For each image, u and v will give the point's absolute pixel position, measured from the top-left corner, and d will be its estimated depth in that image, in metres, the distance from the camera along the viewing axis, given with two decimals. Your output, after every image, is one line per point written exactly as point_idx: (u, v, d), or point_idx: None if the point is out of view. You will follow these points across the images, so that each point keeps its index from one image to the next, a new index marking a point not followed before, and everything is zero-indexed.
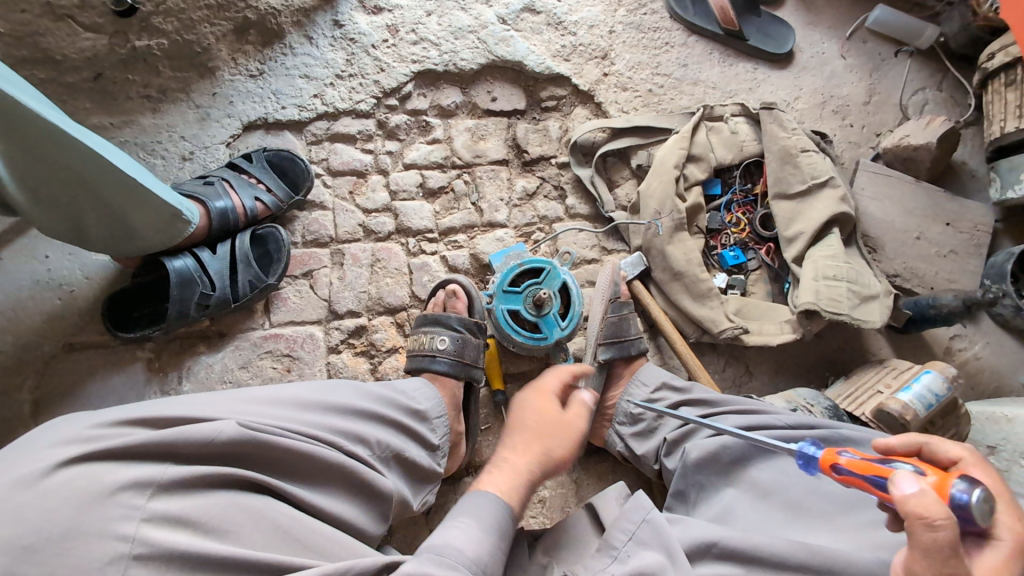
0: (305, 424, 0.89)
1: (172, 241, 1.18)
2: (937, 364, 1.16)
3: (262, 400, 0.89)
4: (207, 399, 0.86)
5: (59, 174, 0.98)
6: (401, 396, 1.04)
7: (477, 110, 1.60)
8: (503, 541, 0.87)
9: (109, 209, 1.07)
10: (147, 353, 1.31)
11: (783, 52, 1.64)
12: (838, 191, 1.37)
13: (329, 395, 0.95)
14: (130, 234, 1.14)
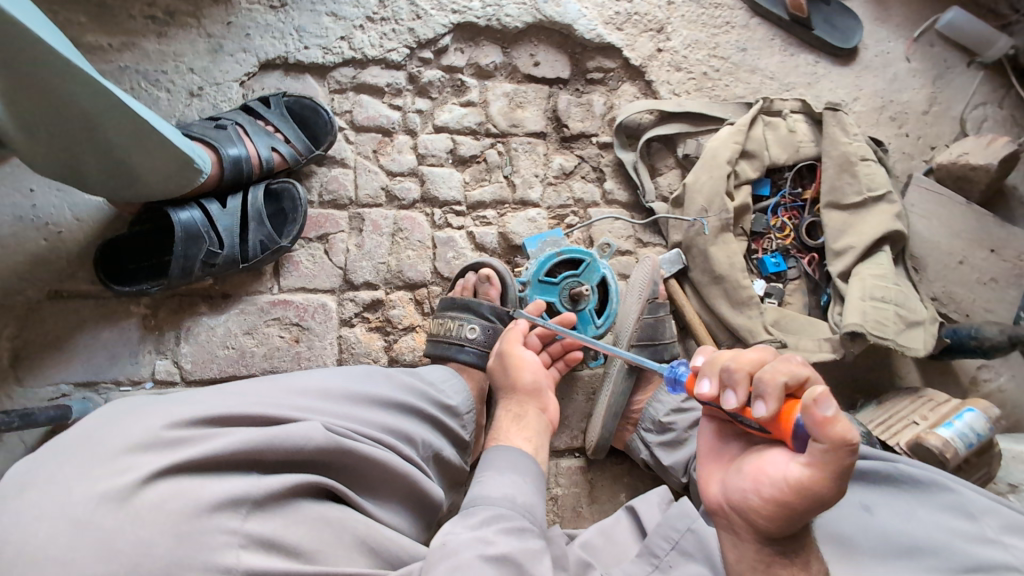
0: (368, 423, 0.86)
1: (180, 189, 1.07)
2: (979, 404, 1.14)
3: (320, 394, 0.85)
4: (267, 393, 0.81)
5: (59, 111, 0.85)
6: (433, 389, 1.00)
7: (517, 74, 1.46)
8: (522, 471, 0.88)
9: (113, 152, 0.95)
10: (143, 309, 1.20)
11: (849, 47, 1.53)
12: (893, 208, 1.31)
13: (381, 391, 0.91)
14: (138, 181, 1.02)
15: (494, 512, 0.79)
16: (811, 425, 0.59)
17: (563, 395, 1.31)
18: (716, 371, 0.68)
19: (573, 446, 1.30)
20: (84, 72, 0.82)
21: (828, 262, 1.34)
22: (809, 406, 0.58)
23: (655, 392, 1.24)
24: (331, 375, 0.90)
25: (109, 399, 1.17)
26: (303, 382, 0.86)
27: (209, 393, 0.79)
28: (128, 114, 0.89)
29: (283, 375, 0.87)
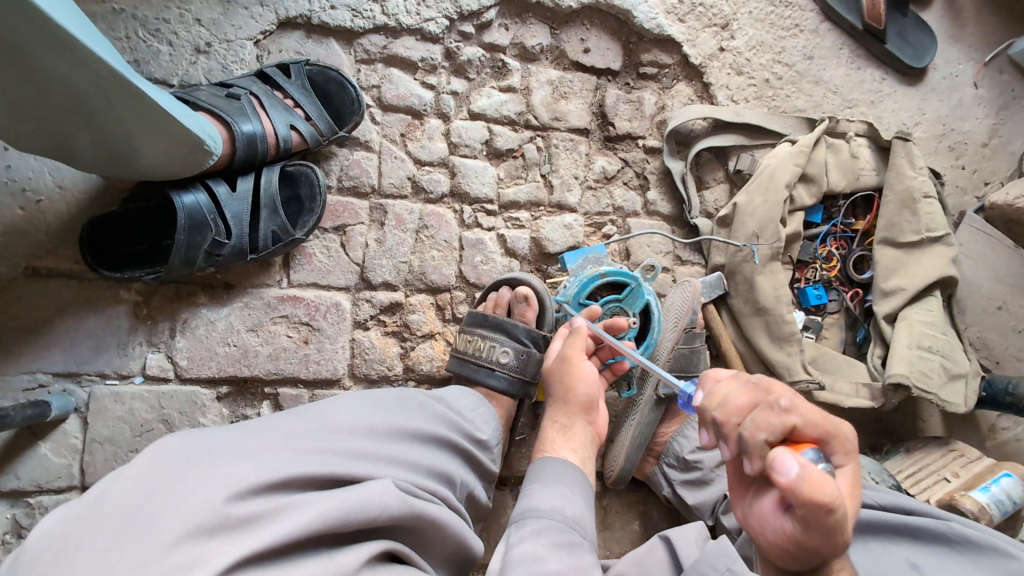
0: (416, 468, 0.81)
1: (184, 171, 0.94)
2: (1015, 468, 1.13)
3: (368, 435, 0.79)
4: (319, 444, 0.73)
5: (49, 88, 0.72)
6: (466, 421, 0.95)
7: (564, 60, 1.32)
8: (572, 488, 0.85)
9: (113, 133, 0.82)
10: (134, 295, 1.07)
11: (920, 67, 1.42)
12: (950, 251, 1.23)
13: (424, 430, 0.86)
14: (138, 163, 0.90)
15: (544, 524, 0.77)
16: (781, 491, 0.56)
17: None
18: (707, 420, 0.67)
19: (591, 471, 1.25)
20: (86, 50, 0.68)
21: (873, 301, 1.27)
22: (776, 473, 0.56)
23: (681, 427, 1.19)
24: (375, 415, 0.83)
25: (93, 394, 1.05)
26: (350, 426, 0.79)
27: (253, 446, 0.69)
28: (134, 96, 0.76)
29: (327, 416, 0.79)
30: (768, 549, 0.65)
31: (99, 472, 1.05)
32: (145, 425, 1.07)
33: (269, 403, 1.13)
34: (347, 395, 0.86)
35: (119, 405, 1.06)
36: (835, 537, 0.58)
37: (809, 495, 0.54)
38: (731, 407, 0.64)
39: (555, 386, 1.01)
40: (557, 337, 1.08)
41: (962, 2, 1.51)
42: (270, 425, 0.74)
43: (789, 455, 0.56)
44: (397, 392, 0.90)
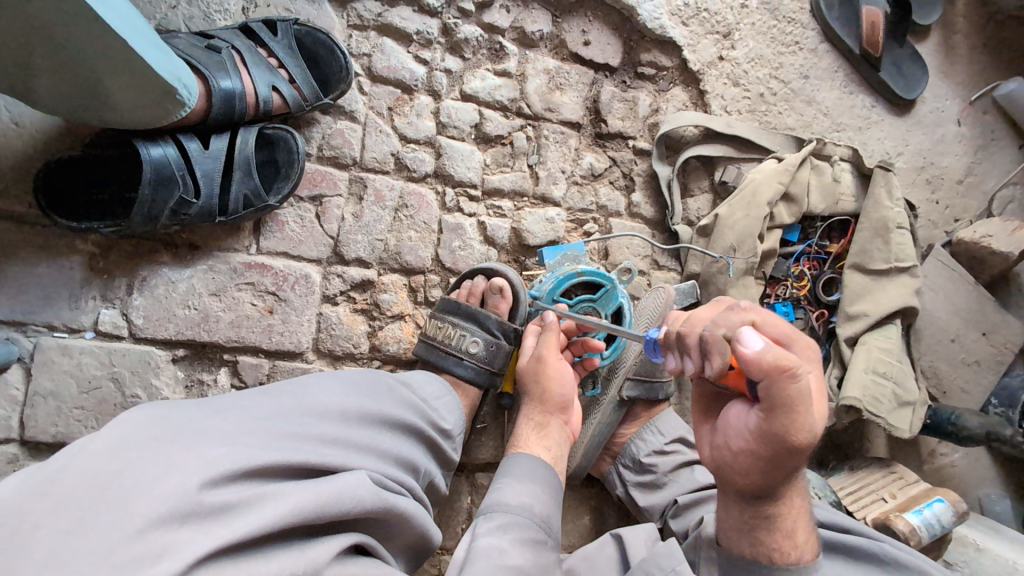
0: (384, 458, 0.81)
1: (155, 122, 0.90)
2: (949, 493, 1.18)
3: (339, 421, 0.78)
4: (292, 431, 0.72)
5: (10, 16, 0.66)
6: (433, 409, 0.95)
7: (563, 50, 1.29)
8: (541, 486, 0.88)
9: (80, 70, 0.77)
10: (91, 246, 1.03)
11: (909, 98, 1.44)
12: (915, 282, 1.27)
13: (395, 417, 0.86)
14: (105, 106, 0.85)
15: (511, 518, 0.80)
16: (743, 364, 0.63)
17: None
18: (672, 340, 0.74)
19: None
20: None
21: (837, 323, 1.30)
22: (738, 345, 0.62)
23: (640, 430, 1.21)
24: (349, 399, 0.82)
25: (39, 345, 1.00)
26: (325, 410, 0.78)
27: (226, 429, 0.67)
28: (103, 28, 0.71)
29: (301, 399, 0.77)
30: (740, 462, 0.72)
31: (39, 426, 1.00)
32: (93, 381, 1.02)
33: (226, 370, 1.10)
34: (321, 375, 0.84)
35: (66, 359, 1.01)
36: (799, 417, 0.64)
37: (769, 362, 0.61)
38: (692, 320, 0.71)
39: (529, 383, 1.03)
40: (529, 334, 1.09)
41: (956, 39, 1.54)
42: (242, 407, 0.72)
43: (749, 332, 0.63)
44: (370, 375, 0.89)
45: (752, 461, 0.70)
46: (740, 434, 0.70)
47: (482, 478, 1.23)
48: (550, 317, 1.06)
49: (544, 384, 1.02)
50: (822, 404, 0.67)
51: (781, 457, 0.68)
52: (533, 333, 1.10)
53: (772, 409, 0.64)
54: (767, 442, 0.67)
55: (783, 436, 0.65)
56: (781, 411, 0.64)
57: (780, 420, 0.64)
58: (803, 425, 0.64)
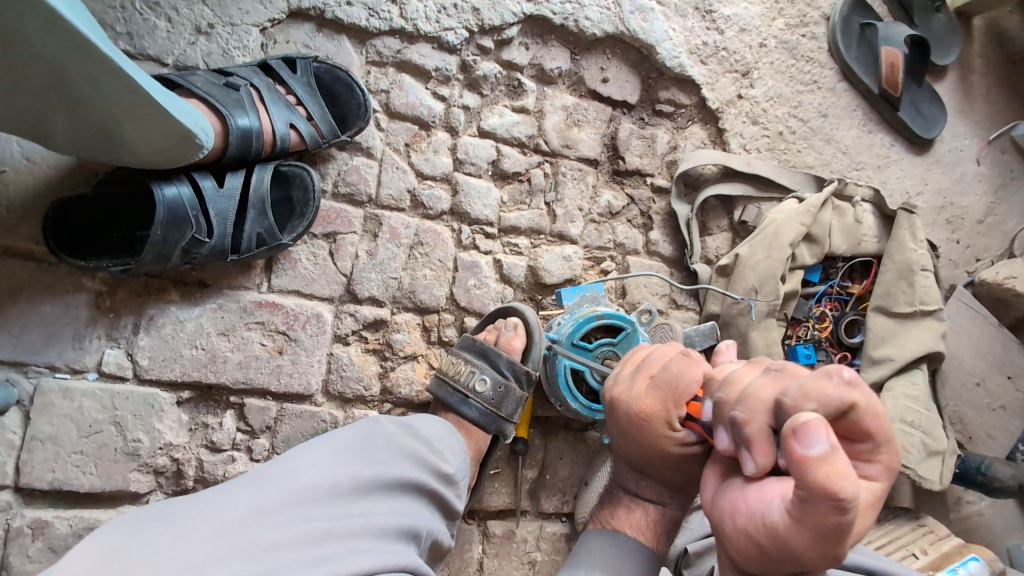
0: (385, 551, 0.73)
1: (173, 163, 0.88)
2: (984, 550, 1.13)
3: (322, 518, 0.72)
4: (275, 538, 0.67)
5: (15, 52, 0.64)
6: (434, 458, 0.90)
7: (581, 87, 1.28)
8: None
9: (90, 109, 0.74)
10: (97, 284, 1.00)
11: (928, 138, 1.43)
12: (940, 326, 1.24)
13: (391, 477, 0.81)
14: (120, 150, 0.83)
15: None
16: (790, 465, 0.47)
17: (562, 454, 1.22)
18: (724, 418, 0.58)
19: (562, 510, 1.21)
20: (76, 29, 0.63)
21: (861, 368, 1.27)
22: (790, 440, 0.47)
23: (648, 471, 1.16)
24: (332, 475, 0.76)
25: (40, 387, 0.97)
26: (304, 500, 0.72)
27: (197, 552, 0.62)
28: (122, 82, 0.71)
29: (276, 494, 0.71)
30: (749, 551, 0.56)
31: (35, 473, 0.96)
32: (94, 426, 0.98)
33: (232, 414, 1.06)
34: (308, 449, 0.79)
35: (67, 402, 0.97)
36: (831, 543, 0.48)
37: (822, 475, 0.46)
38: (750, 399, 0.54)
39: (636, 431, 0.76)
40: (635, 381, 0.76)
41: (973, 79, 1.53)
42: (219, 515, 0.67)
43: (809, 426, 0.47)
44: (365, 437, 0.85)
45: (746, 544, 0.56)
46: (750, 517, 0.55)
47: (494, 526, 1.18)
48: (669, 372, 0.73)
49: (665, 466, 0.77)
50: (867, 525, 0.52)
51: (785, 565, 0.54)
52: (697, 367, 0.73)
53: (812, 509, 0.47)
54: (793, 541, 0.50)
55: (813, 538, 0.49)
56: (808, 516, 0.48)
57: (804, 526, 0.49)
58: (832, 551, 0.50)
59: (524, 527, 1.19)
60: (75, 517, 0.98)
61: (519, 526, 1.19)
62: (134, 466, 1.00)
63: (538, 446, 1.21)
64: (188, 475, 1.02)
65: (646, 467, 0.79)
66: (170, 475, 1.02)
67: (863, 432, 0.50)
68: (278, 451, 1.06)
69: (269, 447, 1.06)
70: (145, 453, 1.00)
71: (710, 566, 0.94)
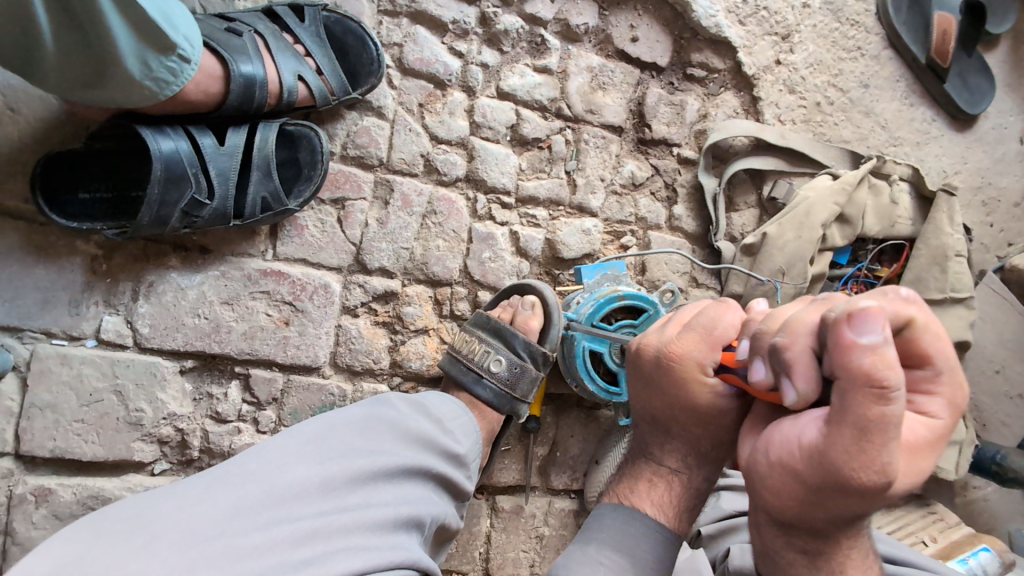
0: (380, 549, 0.68)
1: (162, 91, 0.79)
2: (994, 540, 1.13)
3: (304, 518, 0.67)
4: (252, 543, 0.62)
5: None
6: (437, 439, 0.86)
7: (609, 46, 1.19)
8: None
9: (85, 35, 0.68)
10: (93, 247, 0.94)
11: (973, 113, 1.35)
12: (970, 314, 1.20)
13: (390, 465, 0.77)
14: (109, 78, 0.74)
15: None
16: (835, 355, 0.43)
17: (574, 432, 1.20)
18: (762, 349, 0.53)
19: (571, 487, 1.20)
20: None
21: None
22: (841, 325, 0.43)
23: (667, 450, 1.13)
24: (321, 467, 0.72)
25: (36, 353, 0.92)
26: (286, 497, 0.68)
27: (158, 570, 0.56)
28: None
29: (252, 497, 0.66)
30: (779, 481, 0.51)
31: (35, 441, 0.93)
32: (94, 394, 0.95)
33: (238, 384, 1.02)
34: (295, 441, 0.75)
35: (65, 369, 0.93)
36: (879, 456, 0.43)
37: (867, 361, 0.41)
38: (790, 324, 0.49)
39: (663, 379, 0.70)
40: (669, 329, 0.72)
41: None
42: (190, 522, 0.62)
43: (866, 314, 0.42)
44: (368, 421, 0.82)
45: (784, 480, 0.51)
46: (785, 444, 0.50)
47: (503, 501, 1.17)
48: (706, 315, 0.69)
49: (688, 419, 0.70)
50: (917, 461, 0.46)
51: (825, 497, 0.48)
52: (733, 313, 0.68)
53: (854, 412, 0.43)
54: (821, 453, 0.46)
55: (849, 449, 0.44)
56: (847, 428, 0.43)
57: (841, 436, 0.44)
58: (879, 466, 0.43)
59: (533, 503, 1.18)
60: (78, 485, 0.95)
61: (528, 501, 1.18)
62: (137, 436, 0.97)
63: (549, 424, 1.19)
64: (193, 446, 1.00)
65: (673, 427, 0.73)
66: (175, 444, 1.00)
67: (921, 355, 0.47)
68: (285, 423, 1.03)
69: (276, 419, 1.03)
70: (148, 423, 0.97)
71: (724, 548, 0.93)
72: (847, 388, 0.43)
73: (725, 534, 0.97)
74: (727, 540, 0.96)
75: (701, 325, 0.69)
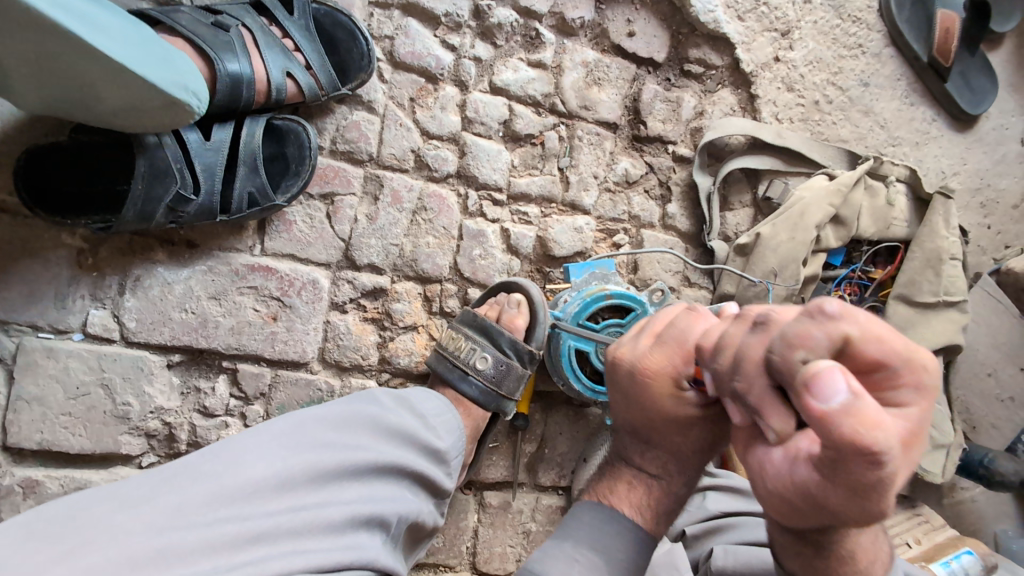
0: (327, 551, 0.69)
1: (163, 125, 0.78)
2: (978, 543, 1.13)
3: (255, 516, 0.66)
4: (196, 542, 0.62)
5: None
6: (409, 434, 0.85)
7: (604, 41, 1.17)
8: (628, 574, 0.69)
9: (50, 61, 0.65)
10: (78, 241, 0.94)
11: (974, 114, 1.33)
12: (963, 318, 1.19)
13: (357, 462, 0.77)
14: (99, 110, 0.74)
15: None
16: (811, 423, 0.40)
17: (562, 429, 1.20)
18: (727, 385, 0.51)
19: (559, 484, 1.21)
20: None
21: None
22: (804, 398, 0.40)
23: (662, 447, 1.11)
24: (282, 463, 0.71)
25: (22, 346, 0.92)
26: (239, 493, 0.67)
27: (99, 566, 0.57)
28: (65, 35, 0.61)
29: (203, 493, 0.66)
30: (777, 508, 0.51)
31: (22, 433, 0.93)
32: (81, 387, 0.95)
33: (226, 379, 1.02)
34: (261, 437, 0.74)
35: (52, 362, 0.93)
36: (874, 500, 0.42)
37: (846, 430, 0.38)
38: (744, 362, 0.48)
39: (639, 395, 0.71)
40: (642, 343, 0.73)
41: None
42: (131, 523, 0.61)
43: (825, 377, 0.39)
44: (344, 417, 0.81)
45: (780, 506, 0.51)
46: (777, 478, 0.49)
47: (491, 497, 1.18)
48: (680, 328, 0.70)
49: (667, 429, 0.71)
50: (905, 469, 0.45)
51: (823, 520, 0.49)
52: (704, 322, 0.70)
53: (844, 473, 0.41)
54: (817, 499, 0.45)
55: (842, 498, 0.43)
56: (841, 485, 0.42)
57: (836, 490, 0.43)
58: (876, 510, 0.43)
59: (521, 499, 1.19)
60: (66, 477, 0.96)
61: (515, 498, 1.19)
62: (124, 429, 0.97)
63: (537, 422, 1.19)
64: (181, 439, 1.00)
65: (653, 435, 0.73)
66: (162, 438, 1.00)
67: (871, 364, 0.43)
68: (272, 418, 1.03)
69: (264, 413, 1.03)
70: (135, 416, 0.97)
71: (707, 550, 0.95)
72: (829, 452, 0.41)
73: (708, 534, 0.98)
74: (710, 541, 0.97)
75: (674, 339, 0.70)
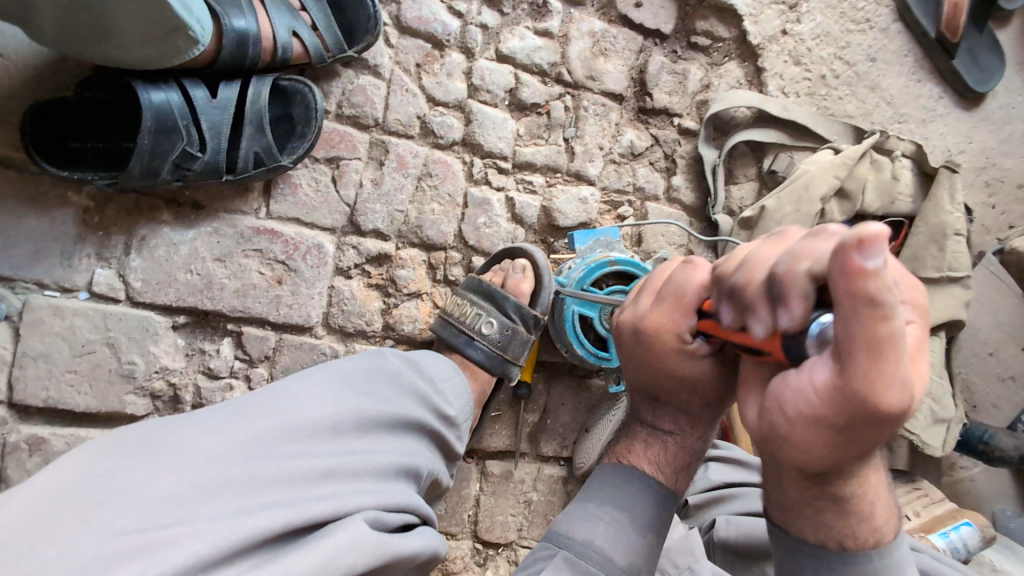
0: (387, 494, 0.71)
1: (166, 58, 0.80)
2: (977, 516, 1.14)
3: (319, 456, 0.68)
4: (274, 473, 0.63)
5: None
6: (435, 396, 0.87)
7: (611, 11, 1.17)
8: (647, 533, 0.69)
9: None
10: (85, 199, 0.94)
11: (981, 91, 1.33)
12: (966, 293, 1.19)
13: (397, 417, 0.79)
14: (112, 43, 0.75)
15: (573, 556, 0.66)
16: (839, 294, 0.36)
17: (565, 400, 1.21)
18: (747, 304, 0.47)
19: (560, 455, 1.21)
20: None
21: None
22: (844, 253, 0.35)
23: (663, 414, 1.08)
24: (339, 408, 0.73)
25: (28, 304, 0.93)
26: (306, 434, 0.68)
27: (181, 489, 0.57)
28: None
29: (272, 430, 0.66)
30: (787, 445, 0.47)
31: (28, 390, 0.93)
32: (87, 346, 0.95)
33: (230, 341, 1.02)
34: (310, 382, 0.74)
35: (58, 320, 0.94)
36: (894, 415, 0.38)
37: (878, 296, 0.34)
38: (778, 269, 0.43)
39: (645, 352, 0.69)
40: (647, 296, 0.69)
41: None
42: (214, 448, 0.61)
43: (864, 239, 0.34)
44: (371, 370, 0.82)
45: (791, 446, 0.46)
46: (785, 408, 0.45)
47: (493, 466, 1.19)
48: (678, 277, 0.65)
49: (674, 385, 0.70)
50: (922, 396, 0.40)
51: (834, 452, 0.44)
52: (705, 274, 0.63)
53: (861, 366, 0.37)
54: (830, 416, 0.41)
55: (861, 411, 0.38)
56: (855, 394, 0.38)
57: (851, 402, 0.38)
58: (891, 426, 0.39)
59: (523, 469, 1.20)
60: (72, 435, 0.96)
61: (517, 467, 1.19)
62: (129, 389, 0.97)
63: (540, 392, 1.19)
64: (185, 400, 1.01)
65: (664, 394, 0.73)
66: (167, 399, 1.00)
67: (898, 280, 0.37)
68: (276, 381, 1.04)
69: (267, 376, 1.04)
70: (140, 376, 0.98)
71: (710, 519, 0.96)
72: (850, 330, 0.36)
73: (711, 503, 0.99)
74: (713, 511, 0.98)
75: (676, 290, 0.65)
